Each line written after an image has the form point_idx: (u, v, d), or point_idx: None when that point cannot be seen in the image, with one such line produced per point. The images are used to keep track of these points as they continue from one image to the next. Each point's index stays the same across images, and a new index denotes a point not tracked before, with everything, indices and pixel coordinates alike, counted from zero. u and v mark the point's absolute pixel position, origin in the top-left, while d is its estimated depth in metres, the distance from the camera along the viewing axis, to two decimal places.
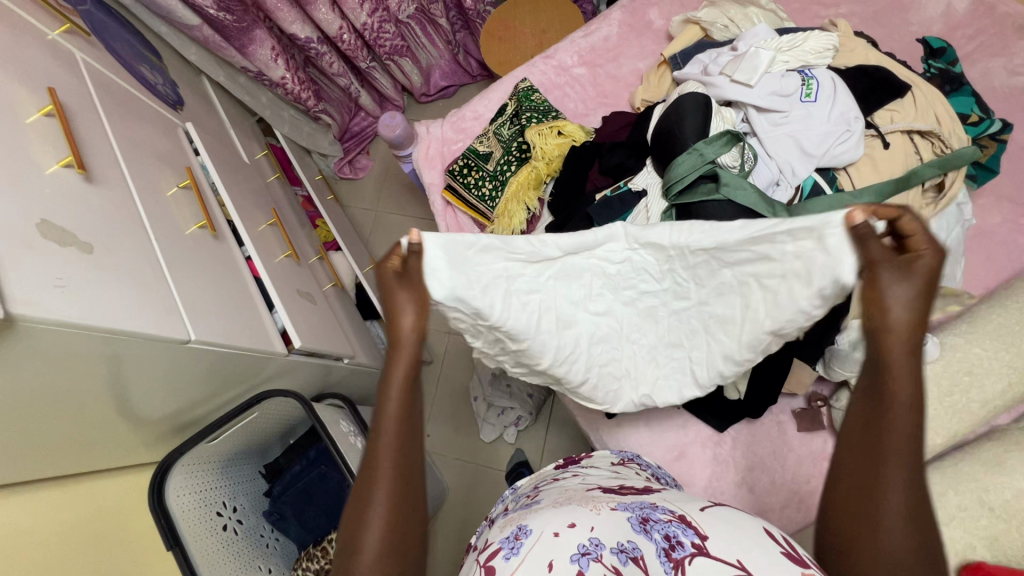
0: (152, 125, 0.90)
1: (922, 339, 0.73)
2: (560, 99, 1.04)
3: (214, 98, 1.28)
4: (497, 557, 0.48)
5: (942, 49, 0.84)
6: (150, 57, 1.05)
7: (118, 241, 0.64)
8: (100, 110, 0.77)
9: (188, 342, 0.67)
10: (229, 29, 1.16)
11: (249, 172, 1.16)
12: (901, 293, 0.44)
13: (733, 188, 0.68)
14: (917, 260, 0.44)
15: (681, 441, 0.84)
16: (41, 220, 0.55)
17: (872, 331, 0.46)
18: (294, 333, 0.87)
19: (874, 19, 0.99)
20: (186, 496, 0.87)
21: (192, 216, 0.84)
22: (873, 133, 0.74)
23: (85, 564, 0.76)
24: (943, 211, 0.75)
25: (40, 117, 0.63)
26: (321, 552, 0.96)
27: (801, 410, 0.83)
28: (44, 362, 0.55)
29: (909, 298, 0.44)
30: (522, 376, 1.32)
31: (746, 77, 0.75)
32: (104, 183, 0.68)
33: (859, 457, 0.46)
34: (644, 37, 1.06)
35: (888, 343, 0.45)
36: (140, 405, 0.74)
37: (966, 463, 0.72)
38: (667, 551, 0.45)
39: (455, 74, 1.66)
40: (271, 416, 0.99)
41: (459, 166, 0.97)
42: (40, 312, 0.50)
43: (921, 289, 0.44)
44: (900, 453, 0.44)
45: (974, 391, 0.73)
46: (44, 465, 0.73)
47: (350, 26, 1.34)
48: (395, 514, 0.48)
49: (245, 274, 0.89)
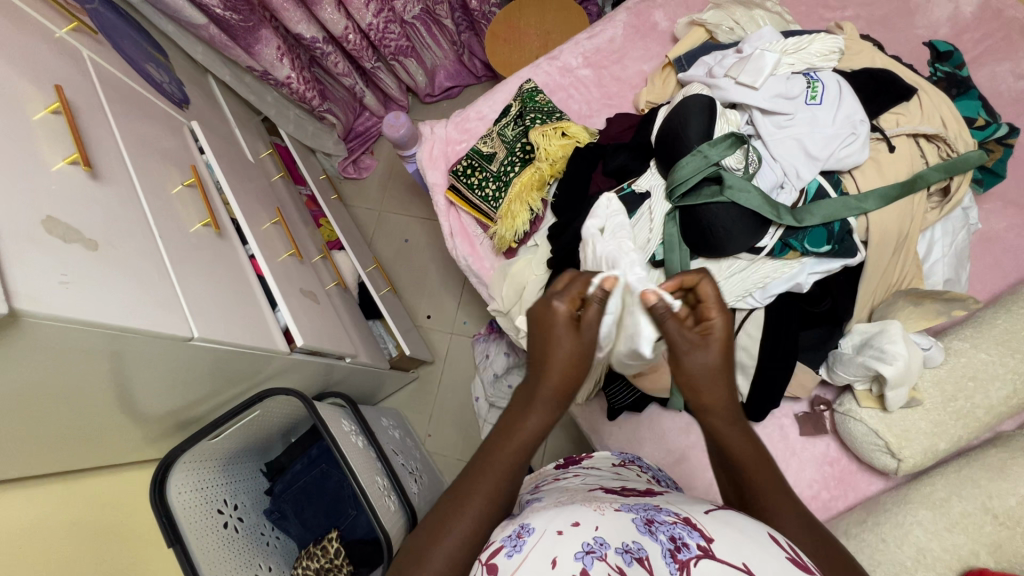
0: (158, 124, 0.91)
1: (924, 344, 0.73)
2: (565, 100, 1.04)
3: (219, 97, 1.28)
4: (500, 555, 0.47)
5: (948, 53, 0.84)
6: (156, 56, 1.06)
7: (124, 238, 0.65)
8: (106, 108, 0.77)
9: (191, 340, 0.67)
10: (235, 29, 1.17)
11: (254, 172, 1.16)
12: (704, 361, 0.54)
13: (737, 190, 0.69)
14: (711, 331, 0.54)
15: (683, 443, 0.84)
16: (46, 217, 0.55)
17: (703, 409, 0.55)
18: (297, 332, 0.87)
19: (881, 22, 0.98)
20: (187, 492, 0.88)
21: (197, 214, 0.84)
22: (879, 136, 0.74)
23: (86, 560, 0.77)
24: (947, 215, 0.76)
25: (46, 114, 0.63)
26: (321, 551, 0.96)
27: (804, 414, 0.82)
28: (46, 358, 0.55)
29: (709, 364, 0.53)
30: (522, 376, 1.29)
31: (751, 79, 0.75)
32: (109, 181, 0.68)
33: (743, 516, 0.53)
34: (649, 39, 1.06)
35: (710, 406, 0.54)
36: (142, 402, 0.74)
37: (969, 468, 0.71)
38: (673, 552, 0.44)
39: (460, 74, 1.66)
40: (274, 414, 0.99)
41: (463, 167, 0.97)
42: (43, 308, 0.50)
43: (723, 353, 0.54)
44: (762, 479, 0.52)
45: (978, 396, 0.73)
46: (47, 461, 0.73)
47: (356, 26, 1.35)
48: (483, 524, 0.51)
49: (249, 273, 0.89)
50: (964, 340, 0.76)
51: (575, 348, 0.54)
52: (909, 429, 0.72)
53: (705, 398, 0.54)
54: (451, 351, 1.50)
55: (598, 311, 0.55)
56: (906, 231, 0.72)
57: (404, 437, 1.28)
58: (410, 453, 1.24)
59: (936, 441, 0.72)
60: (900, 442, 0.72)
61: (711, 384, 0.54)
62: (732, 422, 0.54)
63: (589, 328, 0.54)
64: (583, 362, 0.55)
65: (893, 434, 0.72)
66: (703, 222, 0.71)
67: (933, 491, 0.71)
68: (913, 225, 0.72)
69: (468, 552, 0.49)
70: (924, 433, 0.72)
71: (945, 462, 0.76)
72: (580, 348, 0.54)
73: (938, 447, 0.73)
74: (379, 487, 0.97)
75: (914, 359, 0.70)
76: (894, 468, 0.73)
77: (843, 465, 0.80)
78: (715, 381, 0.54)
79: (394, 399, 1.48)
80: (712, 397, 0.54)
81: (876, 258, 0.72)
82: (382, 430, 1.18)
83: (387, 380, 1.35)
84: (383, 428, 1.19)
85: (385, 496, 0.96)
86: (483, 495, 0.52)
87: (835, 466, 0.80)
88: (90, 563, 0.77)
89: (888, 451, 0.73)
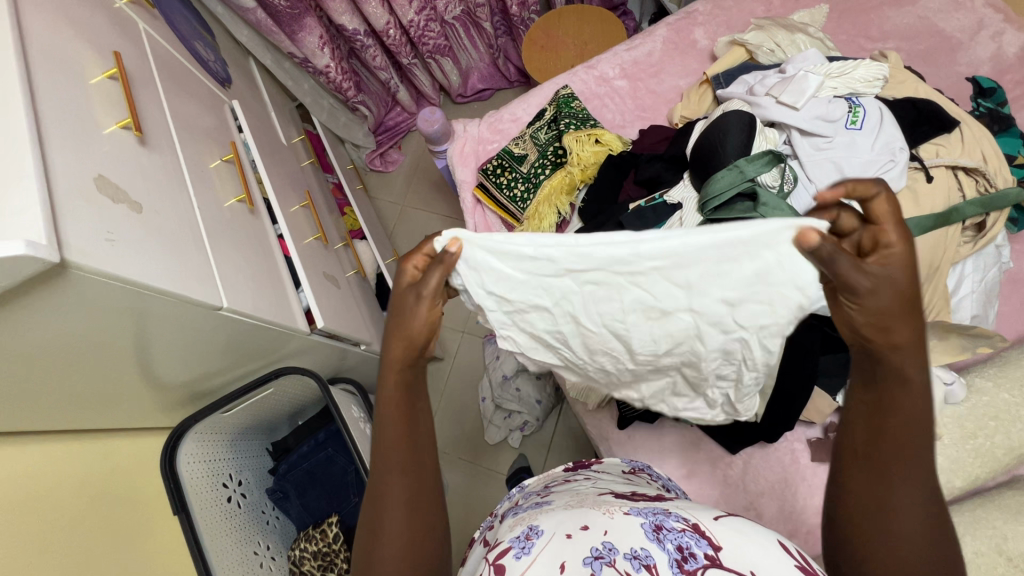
0: (203, 100, 0.93)
1: (947, 379, 0.72)
2: (599, 109, 1.05)
3: (259, 79, 1.31)
4: (508, 556, 0.49)
5: (992, 89, 0.84)
6: (205, 35, 1.09)
7: (165, 204, 0.66)
8: (157, 80, 0.80)
9: (221, 309, 0.68)
10: (282, 15, 1.20)
11: (286, 155, 1.18)
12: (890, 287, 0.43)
13: (770, 207, 0.68)
14: (888, 257, 0.43)
15: (691, 458, 0.84)
16: (98, 175, 0.56)
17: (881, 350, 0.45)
18: (318, 313, 0.89)
19: (922, 57, 0.99)
20: (193, 464, 0.88)
21: (232, 190, 0.86)
22: (918, 166, 0.74)
23: (91, 520, 0.77)
24: (979, 251, 0.76)
25: (103, 79, 0.65)
26: (320, 534, 0.97)
27: (817, 440, 0.80)
28: (81, 314, 0.56)
29: (898, 290, 0.43)
30: (531, 380, 1.31)
31: (793, 100, 0.75)
32: (155, 148, 0.70)
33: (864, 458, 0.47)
34: (688, 56, 1.06)
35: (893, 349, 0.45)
36: (160, 369, 0.75)
37: (984, 508, 0.70)
38: (680, 562, 0.44)
39: (493, 77, 1.68)
40: (244, 410, 0.94)
41: (493, 166, 0.98)
42: (93, 262, 0.51)
43: (905, 274, 0.43)
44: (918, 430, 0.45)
45: (998, 436, 0.72)
46: (66, 417, 0.75)
47: (397, 21, 1.37)
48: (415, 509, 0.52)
49: (276, 252, 0.91)
50: (987, 378, 0.75)
51: (403, 313, 0.53)
52: None
53: (893, 335, 0.44)
54: (462, 349, 1.50)
55: (436, 275, 0.52)
56: (937, 263, 0.72)
57: None
58: None
59: (952, 478, 0.72)
60: None
61: (898, 325, 0.44)
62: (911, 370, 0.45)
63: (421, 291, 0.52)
64: (417, 322, 0.53)
65: None
66: None
67: None
68: (945, 258, 0.72)
69: (407, 542, 0.50)
70: (941, 469, 0.71)
71: (959, 500, 0.75)
72: (412, 313, 0.52)
73: (954, 484, 0.72)
74: None
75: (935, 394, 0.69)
76: None
77: None
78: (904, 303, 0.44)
79: None
80: (902, 334, 0.44)
81: None
82: None
83: None
84: None
85: None
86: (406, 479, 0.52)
87: None
88: (98, 522, 0.78)
89: None
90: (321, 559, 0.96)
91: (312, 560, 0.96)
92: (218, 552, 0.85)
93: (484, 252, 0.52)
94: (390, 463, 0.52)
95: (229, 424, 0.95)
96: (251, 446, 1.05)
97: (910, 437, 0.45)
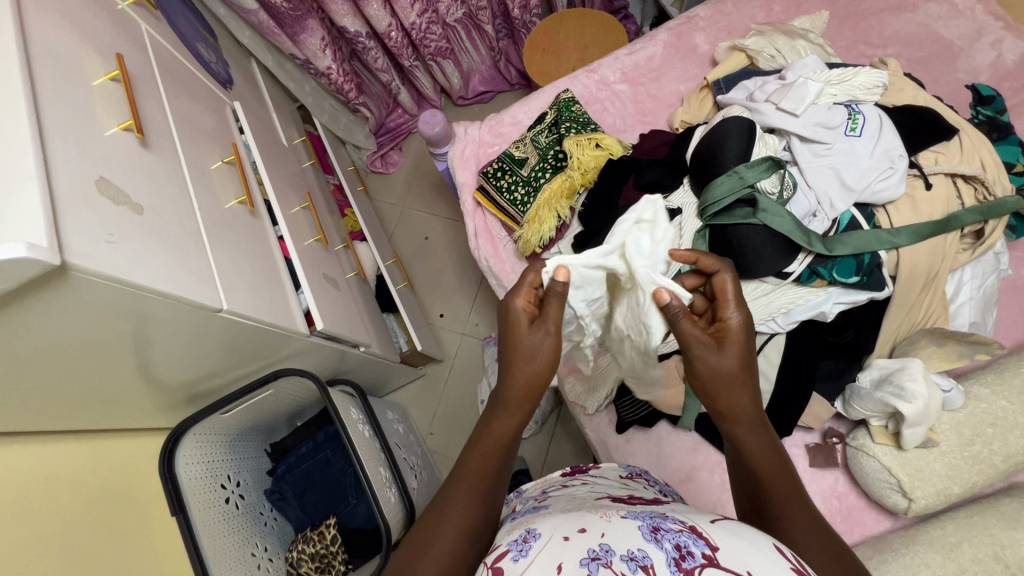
0: (204, 102, 0.93)
1: (945, 386, 0.73)
2: (599, 113, 1.05)
3: (260, 80, 1.31)
4: (506, 559, 0.49)
5: (991, 97, 0.84)
6: (207, 36, 1.09)
7: (166, 207, 0.66)
8: (159, 82, 0.80)
9: (220, 311, 0.69)
10: (284, 17, 1.20)
11: (287, 156, 1.18)
12: (718, 363, 0.54)
13: (769, 214, 0.69)
14: (725, 331, 0.55)
15: (690, 463, 0.84)
16: (99, 177, 0.56)
17: (722, 412, 0.56)
18: (317, 315, 0.89)
19: (922, 63, 0.99)
20: (192, 464, 0.88)
21: (234, 191, 0.87)
22: (916, 173, 0.74)
23: (90, 521, 0.77)
24: (978, 258, 0.76)
25: (106, 81, 0.65)
26: (317, 536, 0.97)
27: (815, 445, 0.79)
28: (79, 315, 0.56)
29: (728, 368, 0.54)
30: None
31: (792, 106, 0.76)
32: (156, 149, 0.70)
33: (751, 509, 0.56)
34: (688, 60, 1.07)
35: (731, 411, 0.56)
36: (160, 371, 0.75)
37: (981, 515, 0.70)
38: (677, 561, 0.44)
39: (494, 80, 1.69)
40: (247, 409, 0.95)
41: (494, 169, 0.98)
42: (92, 264, 0.51)
43: (737, 356, 0.55)
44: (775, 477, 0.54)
45: (996, 443, 0.71)
46: (65, 417, 0.75)
47: (399, 24, 1.37)
48: (467, 530, 0.53)
49: (277, 254, 0.91)
50: (985, 386, 0.75)
51: (527, 344, 0.56)
52: (923, 469, 0.71)
53: (725, 401, 0.55)
54: (462, 351, 1.50)
55: (555, 306, 0.56)
56: (936, 270, 0.72)
57: (406, 432, 1.28)
58: (412, 448, 1.25)
59: (949, 485, 0.72)
60: (913, 482, 0.71)
61: (726, 390, 0.55)
62: (752, 428, 0.56)
63: (543, 325, 0.56)
64: (538, 354, 0.56)
65: (907, 473, 0.71)
66: (732, 242, 0.71)
67: (943, 535, 0.69)
68: (943, 265, 0.72)
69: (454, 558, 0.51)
70: (938, 476, 0.71)
71: (957, 507, 0.75)
72: (535, 343, 0.56)
73: (951, 491, 0.72)
74: (381, 478, 0.97)
75: (933, 400, 0.69)
76: (904, 508, 0.72)
77: (850, 500, 0.78)
78: (734, 377, 0.55)
79: (399, 394, 1.48)
80: (734, 401, 0.55)
81: (903, 293, 0.72)
82: (387, 423, 1.18)
83: (395, 373, 1.35)
84: (388, 421, 1.19)
85: (386, 488, 0.96)
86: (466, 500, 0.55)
87: (842, 501, 0.78)
88: (96, 522, 0.78)
89: (900, 491, 0.72)
90: (319, 560, 0.96)
91: (310, 561, 0.96)
92: (216, 553, 0.86)
93: (579, 267, 0.58)
94: (461, 487, 0.56)
95: (226, 426, 0.95)
96: (249, 448, 1.05)
97: (773, 480, 0.54)
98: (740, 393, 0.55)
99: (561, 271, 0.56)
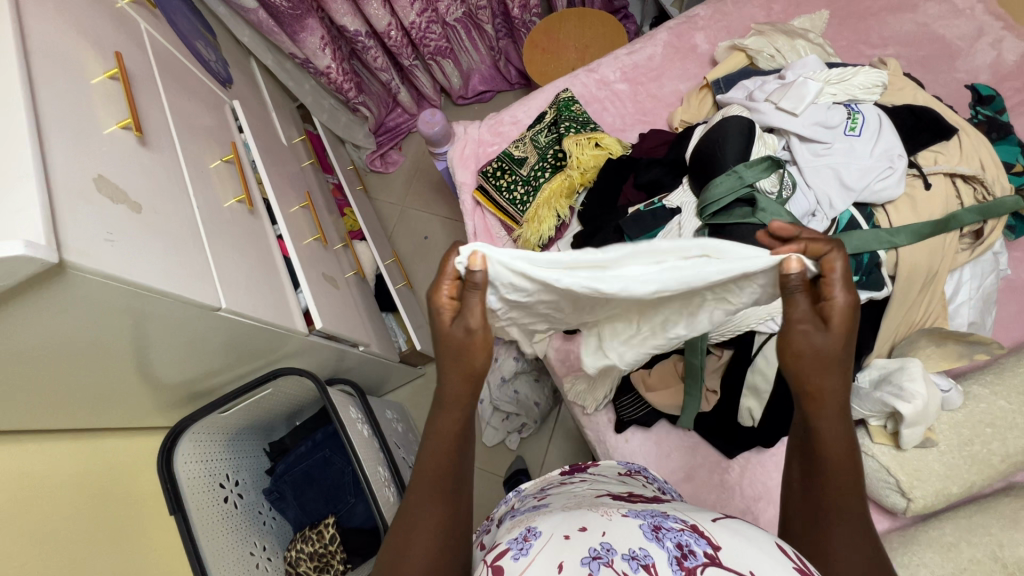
0: (203, 100, 0.93)
1: (944, 386, 0.73)
2: (599, 113, 1.05)
3: (260, 79, 1.31)
4: (506, 557, 0.49)
5: (990, 97, 0.84)
6: (206, 35, 1.09)
7: (164, 205, 0.66)
8: (158, 80, 0.80)
9: (219, 309, 0.69)
10: (283, 16, 1.20)
11: (286, 155, 1.18)
12: (821, 343, 0.47)
13: (769, 214, 0.69)
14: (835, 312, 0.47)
15: (689, 463, 0.84)
16: (98, 175, 0.56)
17: (803, 393, 0.50)
18: (317, 314, 0.89)
19: (922, 63, 0.99)
20: (190, 463, 0.88)
21: (232, 190, 0.86)
22: (916, 173, 0.74)
23: (88, 520, 0.77)
24: (977, 258, 0.76)
25: (104, 79, 0.65)
26: (316, 535, 0.98)
27: None
28: (78, 314, 0.56)
29: (829, 349, 0.47)
30: (530, 383, 1.30)
31: (792, 106, 0.76)
32: (155, 148, 0.70)
33: (805, 503, 0.51)
34: (688, 60, 1.07)
35: (818, 394, 0.49)
36: (158, 369, 0.75)
37: (979, 515, 0.70)
38: (679, 559, 0.44)
39: (493, 80, 1.68)
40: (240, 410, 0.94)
41: (493, 169, 0.98)
42: (91, 262, 0.51)
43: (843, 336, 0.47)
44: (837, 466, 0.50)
45: (995, 443, 0.71)
46: (62, 416, 0.75)
47: (398, 23, 1.37)
48: (442, 529, 0.52)
49: (276, 253, 0.91)
50: (984, 386, 0.75)
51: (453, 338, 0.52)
52: (922, 469, 0.71)
53: (815, 383, 0.49)
54: None
55: (476, 298, 0.50)
56: (935, 270, 0.72)
57: (405, 431, 1.28)
58: (411, 447, 1.25)
59: (948, 485, 0.72)
60: (912, 482, 0.71)
61: (826, 371, 0.48)
62: (835, 415, 0.49)
63: (465, 320, 0.51)
64: (472, 351, 0.52)
65: (906, 473, 0.71)
66: (731, 241, 0.71)
67: (941, 535, 0.69)
68: (942, 265, 0.72)
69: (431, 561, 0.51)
70: (937, 476, 0.71)
71: (955, 507, 0.75)
72: (459, 334, 0.51)
73: (950, 491, 0.72)
74: (380, 477, 0.97)
75: (932, 400, 0.69)
76: (903, 507, 0.72)
77: None
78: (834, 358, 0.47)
79: (398, 393, 1.48)
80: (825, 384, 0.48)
81: (901, 293, 0.72)
82: (386, 422, 1.18)
83: (394, 372, 1.35)
84: (387, 420, 1.19)
85: (385, 487, 0.96)
86: (435, 501, 0.53)
87: None
88: (94, 521, 0.78)
89: (899, 491, 0.72)
90: (317, 560, 0.96)
91: (309, 560, 0.96)
92: (215, 552, 0.85)
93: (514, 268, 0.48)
94: (423, 486, 0.54)
95: (220, 427, 0.94)
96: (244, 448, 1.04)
97: (840, 485, 0.49)
98: (835, 377, 0.48)
99: (475, 259, 0.48)
